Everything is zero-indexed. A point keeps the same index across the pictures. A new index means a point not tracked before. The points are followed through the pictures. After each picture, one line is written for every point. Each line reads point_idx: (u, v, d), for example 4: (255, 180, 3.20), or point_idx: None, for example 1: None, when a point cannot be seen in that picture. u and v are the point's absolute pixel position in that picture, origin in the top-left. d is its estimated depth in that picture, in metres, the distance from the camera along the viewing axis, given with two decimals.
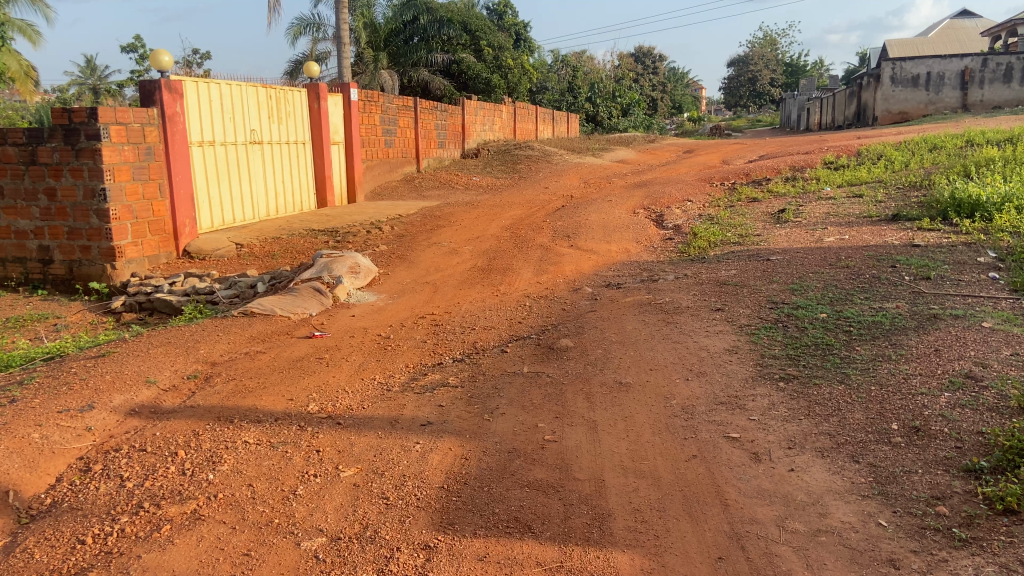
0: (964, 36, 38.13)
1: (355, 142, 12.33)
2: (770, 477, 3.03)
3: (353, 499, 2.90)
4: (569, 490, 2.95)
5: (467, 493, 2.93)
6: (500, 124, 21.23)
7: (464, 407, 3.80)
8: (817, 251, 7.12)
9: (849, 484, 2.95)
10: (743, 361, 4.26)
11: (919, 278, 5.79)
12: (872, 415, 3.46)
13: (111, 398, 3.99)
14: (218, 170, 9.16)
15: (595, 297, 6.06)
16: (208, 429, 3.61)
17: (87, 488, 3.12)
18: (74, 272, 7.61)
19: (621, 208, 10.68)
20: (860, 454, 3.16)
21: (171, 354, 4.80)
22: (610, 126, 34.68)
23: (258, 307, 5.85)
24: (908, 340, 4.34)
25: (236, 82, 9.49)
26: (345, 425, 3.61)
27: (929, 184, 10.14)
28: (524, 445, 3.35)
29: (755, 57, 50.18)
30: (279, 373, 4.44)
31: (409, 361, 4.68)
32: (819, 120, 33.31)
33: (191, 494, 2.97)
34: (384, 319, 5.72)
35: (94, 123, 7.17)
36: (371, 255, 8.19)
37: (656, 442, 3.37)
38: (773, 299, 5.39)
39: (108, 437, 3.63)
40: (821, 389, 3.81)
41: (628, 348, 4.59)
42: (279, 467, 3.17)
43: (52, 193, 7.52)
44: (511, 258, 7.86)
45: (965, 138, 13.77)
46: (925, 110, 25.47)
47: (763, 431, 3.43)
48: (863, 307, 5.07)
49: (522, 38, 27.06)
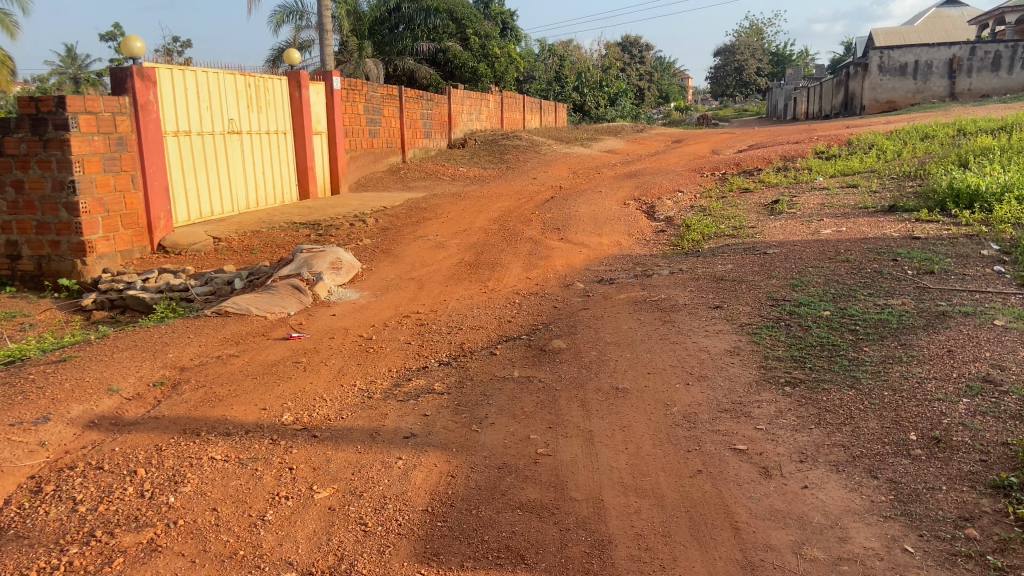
0: (951, 25, 37.98)
1: (338, 132, 11.98)
2: (783, 495, 2.79)
3: (328, 525, 2.64)
4: (565, 513, 2.70)
5: (453, 517, 2.67)
6: (487, 114, 20.92)
7: (450, 417, 3.53)
8: (814, 244, 6.88)
9: (869, 503, 2.71)
10: (745, 363, 4.03)
11: (922, 273, 5.57)
12: (887, 425, 3.23)
13: (69, 409, 3.68)
14: (195, 160, 8.81)
15: (587, 294, 5.80)
16: (172, 445, 3.32)
17: (35, 512, 2.81)
18: (43, 268, 7.27)
19: (611, 200, 10.39)
20: (878, 468, 2.93)
21: (137, 358, 4.51)
22: (598, 117, 34.24)
23: (233, 306, 5.56)
24: (918, 340, 4.12)
25: (212, 70, 9.12)
26: (322, 438, 3.34)
27: (923, 174, 9.95)
28: (515, 459, 3.10)
29: (742, 46, 50.02)
30: (253, 379, 4.15)
31: (392, 365, 4.41)
32: (806, 109, 33.17)
33: (149, 521, 2.68)
34: (366, 319, 5.44)
35: (63, 112, 6.83)
36: (354, 250, 7.89)
37: (658, 455, 3.12)
38: (773, 296, 5.15)
39: (64, 452, 3.31)
40: (830, 394, 3.57)
41: (625, 349, 4.34)
42: (247, 487, 2.90)
43: (19, 186, 7.17)
44: (500, 252, 7.59)
45: (956, 126, 13.61)
46: (913, 99, 25.35)
47: (773, 442, 3.19)
48: (867, 304, 4.83)
49: (509, 26, 26.68)
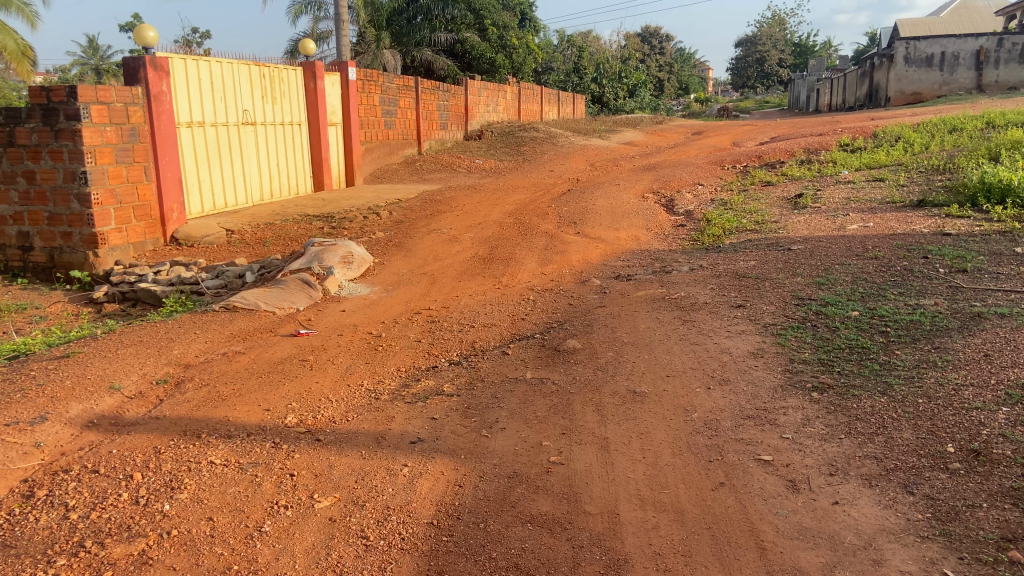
0: (978, 14, 37.16)
1: (353, 123, 11.85)
2: (812, 512, 2.62)
3: (328, 538, 2.51)
4: (579, 528, 2.55)
5: (460, 531, 2.53)
6: (504, 105, 20.71)
7: (459, 422, 3.38)
8: (841, 239, 6.65)
9: (905, 522, 2.53)
10: (770, 366, 3.84)
11: (954, 271, 5.34)
12: (923, 435, 3.04)
13: (67, 408, 3.58)
14: (208, 151, 8.71)
15: (604, 291, 5.62)
16: (171, 447, 3.20)
17: (25, 519, 2.69)
18: (55, 260, 7.21)
19: (629, 194, 10.18)
20: (913, 482, 2.75)
21: (141, 355, 4.40)
22: (617, 108, 33.79)
23: (242, 301, 5.45)
24: (953, 343, 3.90)
25: (226, 60, 9.01)
26: (325, 443, 3.21)
27: (952, 168, 9.65)
28: (526, 468, 2.94)
29: (764, 37, 49.23)
30: (258, 378, 4.03)
31: (401, 364, 4.27)
32: (829, 101, 32.64)
33: (142, 530, 2.56)
34: (376, 315, 5.30)
35: (74, 102, 6.74)
36: (367, 243, 7.77)
37: (677, 466, 2.96)
38: (798, 296, 4.94)
39: (60, 455, 3.20)
40: (860, 401, 3.38)
41: (642, 351, 4.16)
42: (246, 495, 2.77)
43: (31, 176, 7.10)
44: (515, 247, 7.43)
45: (985, 119, 13.23)
46: (939, 91, 24.81)
47: (800, 453, 3.01)
48: (898, 304, 4.61)
49: (527, 17, 26.39)
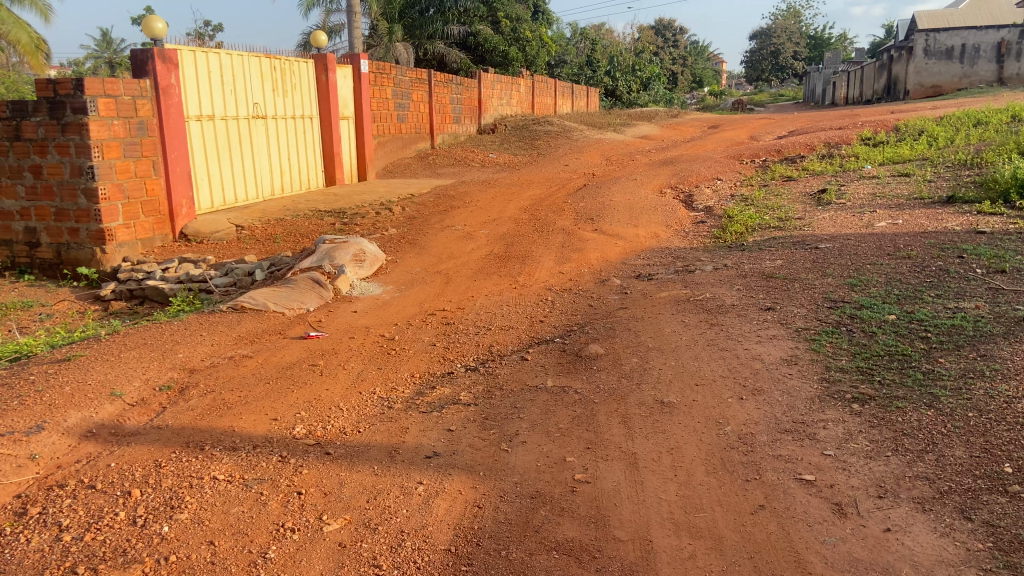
0: (997, 4, 36.46)
1: (366, 116, 11.67)
2: (862, 541, 2.41)
3: (337, 565, 2.33)
4: (609, 557, 2.35)
5: (480, 560, 2.34)
6: (517, 99, 20.50)
7: (478, 434, 3.19)
8: (870, 238, 6.40)
9: (965, 552, 2.30)
10: (805, 375, 3.62)
11: (992, 272, 5.08)
12: (977, 454, 2.81)
13: (66, 416, 3.41)
14: (218, 145, 8.56)
15: (625, 291, 5.41)
16: (172, 461, 3.02)
17: (16, 540, 2.52)
18: (62, 256, 7.07)
19: (647, 189, 9.95)
20: (970, 507, 2.51)
21: (145, 358, 4.23)
22: (631, 101, 33.32)
23: (250, 301, 5.27)
24: (999, 351, 3.65)
25: (237, 53, 8.83)
26: (335, 456, 3.02)
27: (980, 162, 9.34)
28: (549, 487, 2.75)
29: (779, 29, 48.62)
30: (265, 384, 3.85)
31: (415, 370, 4.09)
32: (846, 94, 32.16)
33: (137, 555, 2.38)
34: (389, 317, 5.12)
35: (81, 95, 6.56)
36: (378, 240, 7.59)
37: (711, 485, 2.75)
38: (831, 298, 4.70)
39: (55, 468, 3.04)
40: (905, 414, 3.16)
41: (668, 357, 3.95)
42: (251, 515, 2.59)
43: (37, 171, 6.95)
44: (531, 244, 7.24)
45: (1010, 112, 12.90)
46: (959, 84, 24.36)
47: (844, 472, 2.80)
48: (936, 307, 4.37)
49: (541, 10, 26.07)
